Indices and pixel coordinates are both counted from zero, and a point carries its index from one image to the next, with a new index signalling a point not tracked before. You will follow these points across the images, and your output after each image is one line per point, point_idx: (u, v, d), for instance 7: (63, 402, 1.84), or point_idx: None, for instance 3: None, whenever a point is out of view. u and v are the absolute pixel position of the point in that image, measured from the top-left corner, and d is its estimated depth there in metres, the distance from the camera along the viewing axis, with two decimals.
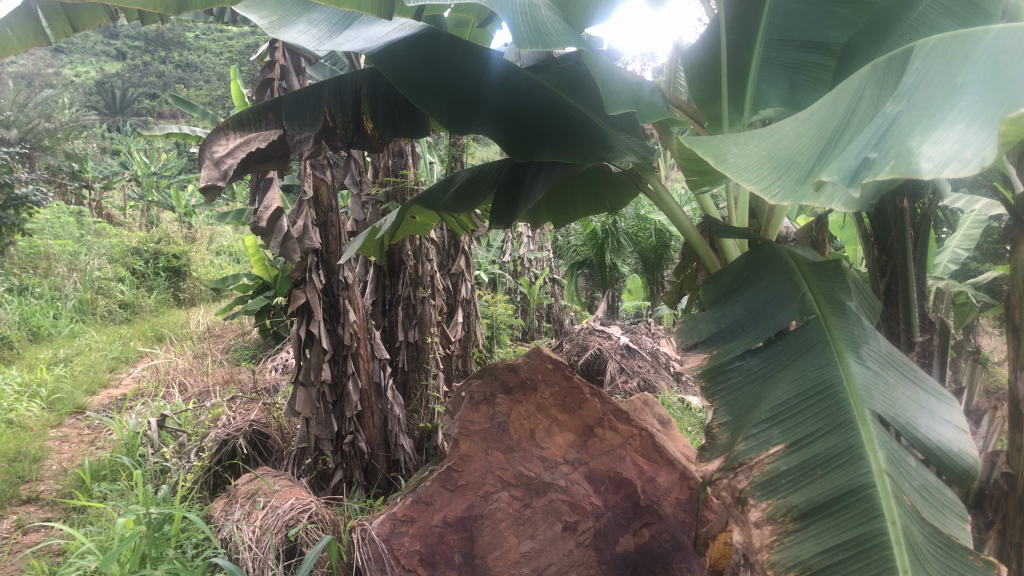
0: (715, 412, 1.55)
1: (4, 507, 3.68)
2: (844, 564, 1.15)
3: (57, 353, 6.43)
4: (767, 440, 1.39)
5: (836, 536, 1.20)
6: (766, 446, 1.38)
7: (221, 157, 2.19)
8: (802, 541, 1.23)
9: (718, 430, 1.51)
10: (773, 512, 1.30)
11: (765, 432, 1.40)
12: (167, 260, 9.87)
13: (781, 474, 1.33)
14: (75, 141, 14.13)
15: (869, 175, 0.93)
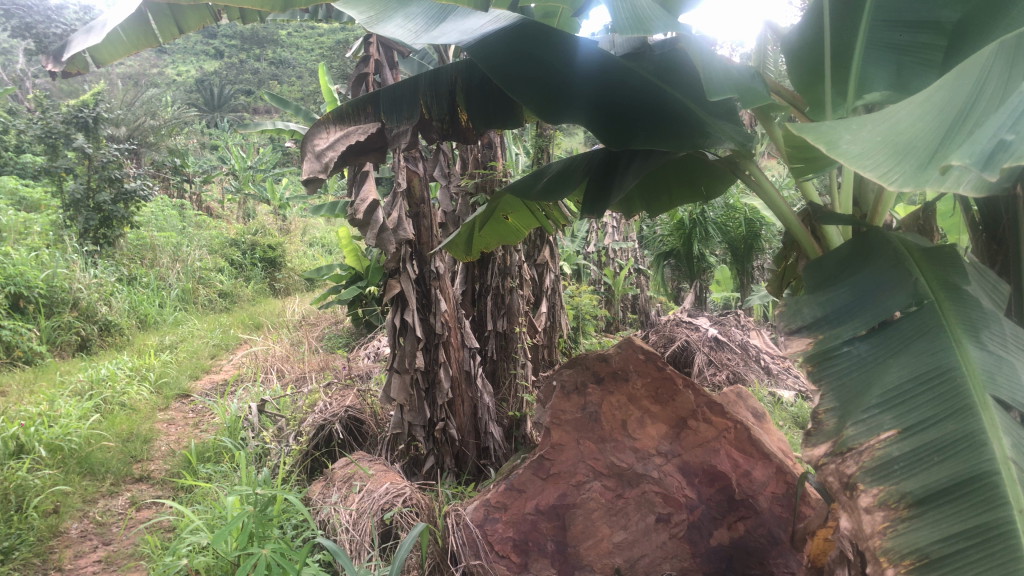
0: (822, 398, 1.52)
1: (119, 485, 3.89)
2: (966, 553, 1.12)
3: (163, 340, 6.74)
4: (878, 425, 1.37)
5: (957, 524, 1.17)
6: (877, 432, 1.36)
7: (321, 150, 2.31)
8: (918, 528, 1.20)
9: (825, 416, 1.49)
10: (885, 499, 1.28)
11: (875, 417, 1.38)
12: (264, 251, 10.22)
13: (894, 460, 1.31)
14: (178, 137, 14.75)
15: (1007, 158, 0.89)
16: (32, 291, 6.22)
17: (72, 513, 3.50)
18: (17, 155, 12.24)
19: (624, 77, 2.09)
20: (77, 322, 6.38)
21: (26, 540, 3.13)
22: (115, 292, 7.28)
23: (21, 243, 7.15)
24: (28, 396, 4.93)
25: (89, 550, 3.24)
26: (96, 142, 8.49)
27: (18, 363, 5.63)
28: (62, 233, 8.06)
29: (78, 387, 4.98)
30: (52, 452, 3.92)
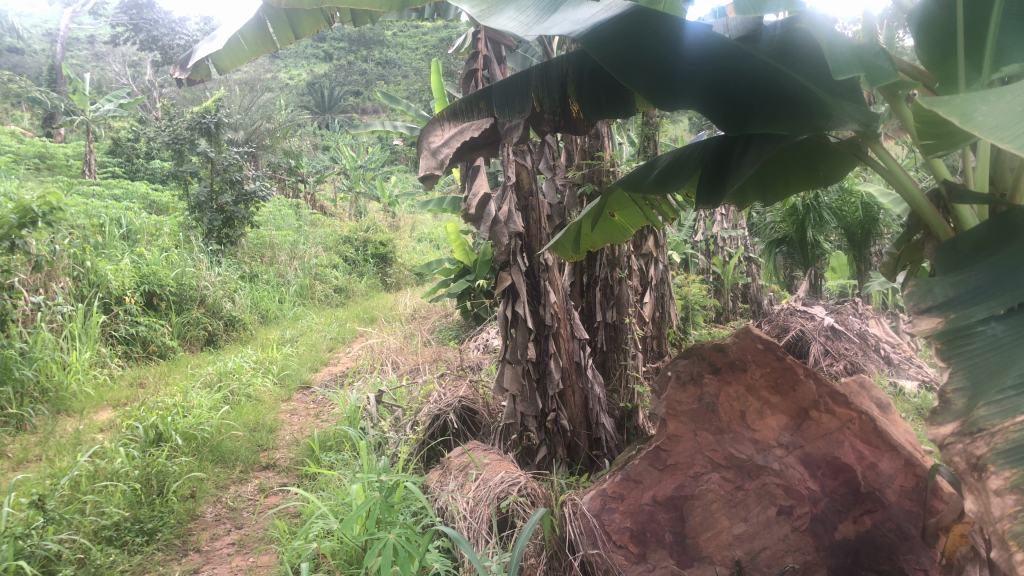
0: (950, 377, 1.46)
1: (248, 472, 4.10)
2: None
3: (284, 334, 7.03)
4: (1014, 407, 1.30)
5: None
6: (1011, 414, 1.30)
7: (437, 146, 2.47)
8: None
9: (953, 395, 1.43)
10: (1017, 483, 1.22)
11: (1011, 399, 1.31)
12: (375, 247, 10.51)
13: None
14: (292, 140, 15.31)
15: None
16: (164, 289, 6.60)
17: (207, 498, 3.71)
18: (147, 161, 12.99)
19: (737, 51, 2.05)
20: (205, 318, 6.73)
21: (168, 522, 3.34)
22: (239, 289, 7.64)
23: (153, 245, 7.60)
24: (165, 387, 5.25)
25: (223, 533, 3.42)
26: (218, 146, 8.94)
27: (153, 357, 6.00)
28: (189, 234, 8.52)
29: (209, 378, 5.26)
30: (187, 441, 4.16)
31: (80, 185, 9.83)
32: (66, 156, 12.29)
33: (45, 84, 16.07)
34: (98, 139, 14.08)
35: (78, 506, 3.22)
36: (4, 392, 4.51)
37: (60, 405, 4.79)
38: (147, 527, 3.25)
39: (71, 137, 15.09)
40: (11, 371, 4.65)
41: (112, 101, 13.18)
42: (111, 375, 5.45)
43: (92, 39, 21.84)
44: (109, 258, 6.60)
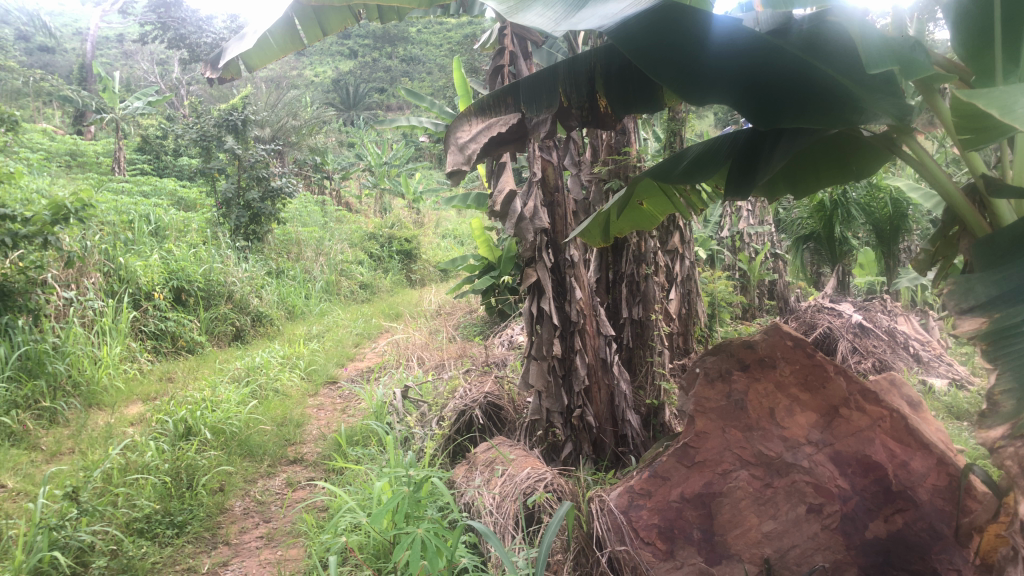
0: (999, 379, 1.53)
1: (276, 466, 4.13)
2: None
3: (311, 330, 7.08)
4: None
5: None
6: None
7: (464, 141, 2.46)
8: None
9: (1001, 397, 1.51)
10: None
11: None
12: (400, 243, 10.55)
13: None
14: (318, 137, 15.39)
15: None
16: (192, 285, 6.67)
17: (236, 491, 3.75)
18: (175, 158, 13.12)
19: (760, 45, 2.04)
20: (233, 313, 6.80)
21: (198, 515, 3.38)
22: (266, 285, 7.71)
23: (182, 241, 7.69)
24: (194, 382, 5.31)
25: (252, 526, 3.46)
26: (245, 143, 9.02)
27: (182, 352, 6.08)
28: (216, 230, 8.61)
29: (237, 373, 5.32)
30: (216, 435, 4.21)
31: (110, 183, 9.95)
32: (96, 154, 12.45)
33: (76, 83, 16.29)
34: (127, 137, 14.25)
35: (110, 498, 3.27)
36: (37, 386, 4.59)
37: (92, 398, 4.86)
38: (177, 520, 3.29)
39: (101, 134, 15.28)
40: (44, 365, 4.73)
41: (140, 99, 13.33)
42: (141, 369, 5.51)
43: (121, 37, 22.09)
44: (139, 254, 6.68)
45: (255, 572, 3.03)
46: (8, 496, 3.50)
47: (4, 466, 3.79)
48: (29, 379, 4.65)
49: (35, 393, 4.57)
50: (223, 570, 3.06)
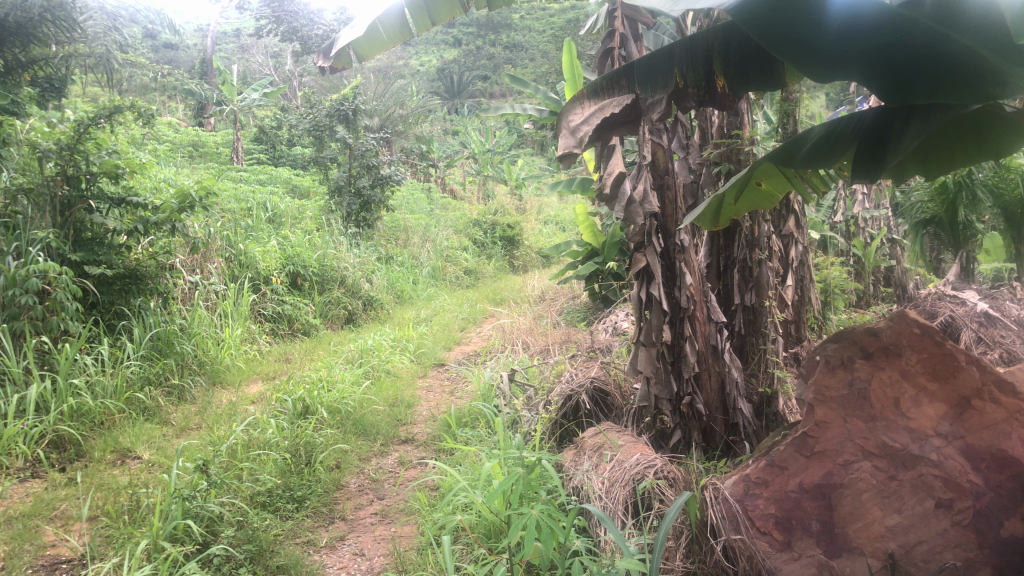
0: None
1: (387, 445, 4.26)
2: None
3: (419, 314, 7.24)
4: None
5: None
6: None
7: (576, 125, 2.62)
8: None
9: None
10: None
11: None
12: (503, 230, 10.61)
13: None
14: (424, 125, 15.66)
15: None
16: (308, 270, 6.97)
17: (351, 469, 3.88)
18: (289, 148, 13.63)
19: (888, 20, 1.97)
20: (345, 297, 7.02)
21: (315, 491, 3.52)
22: (376, 271, 7.93)
23: (297, 228, 8.01)
24: (309, 363, 5.52)
25: (366, 502, 3.57)
26: (355, 133, 9.30)
27: (298, 334, 6.31)
28: (330, 217, 8.94)
29: (351, 355, 5.53)
30: (332, 414, 4.39)
31: (230, 172, 10.43)
32: (217, 144, 13.06)
33: (197, 77, 17.13)
34: (245, 128, 14.88)
35: (236, 472, 3.45)
36: (168, 364, 4.87)
37: (216, 376, 5.12)
38: (297, 495, 3.43)
39: (221, 126, 16.02)
40: (173, 345, 5.02)
41: (256, 91, 13.92)
42: (260, 350, 5.77)
43: (238, 32, 23.00)
44: (259, 239, 7.06)
45: (371, 547, 3.13)
46: (144, 466, 3.74)
47: (140, 438, 4.04)
48: (161, 358, 4.94)
49: (166, 370, 4.86)
50: (340, 544, 3.18)
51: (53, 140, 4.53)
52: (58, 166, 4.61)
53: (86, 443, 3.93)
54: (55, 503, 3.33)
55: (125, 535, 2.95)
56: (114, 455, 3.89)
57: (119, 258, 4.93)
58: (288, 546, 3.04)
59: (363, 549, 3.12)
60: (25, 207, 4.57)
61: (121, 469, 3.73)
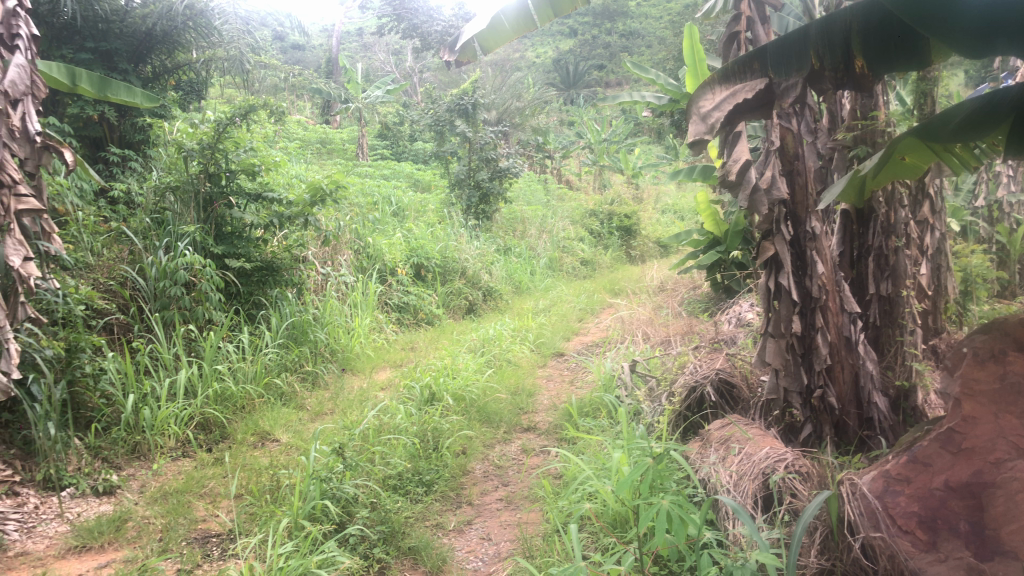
0: None
1: (510, 433, 4.32)
2: None
3: (538, 304, 7.28)
4: None
5: None
6: None
7: (706, 112, 2.69)
8: None
9: None
10: None
11: None
12: (620, 219, 10.47)
13: None
14: (540, 116, 15.70)
15: None
16: (430, 262, 7.20)
17: (477, 455, 3.97)
18: (410, 143, 13.98)
19: None
20: (466, 288, 7.14)
21: (443, 475, 3.61)
22: (495, 262, 8.06)
23: (420, 221, 8.31)
24: (434, 351, 5.66)
25: (492, 488, 3.64)
26: (475, 126, 9.46)
27: (422, 323, 6.47)
28: (451, 209, 9.23)
29: (473, 345, 5.65)
30: (457, 401, 4.52)
31: (355, 168, 10.80)
32: (343, 141, 13.55)
33: (323, 76, 17.78)
34: (368, 125, 15.37)
35: (368, 455, 3.61)
36: (302, 351, 5.11)
37: (347, 363, 5.31)
38: (426, 479, 3.53)
39: (346, 123, 16.60)
40: (307, 333, 5.26)
41: (379, 88, 14.34)
42: (387, 339, 5.95)
43: (361, 31, 23.68)
44: (384, 234, 7.34)
45: (497, 532, 3.19)
46: (283, 449, 3.93)
47: (278, 423, 4.26)
48: (296, 346, 5.19)
49: (301, 358, 5.09)
50: (468, 528, 3.25)
51: (197, 139, 4.90)
52: (200, 164, 4.95)
53: (229, 426, 4.18)
54: (205, 481, 3.57)
55: (268, 512, 3.14)
56: (255, 437, 4.12)
57: (257, 251, 5.19)
58: (419, 529, 3.13)
59: (489, 534, 3.19)
60: (172, 204, 4.91)
61: (262, 451, 3.94)
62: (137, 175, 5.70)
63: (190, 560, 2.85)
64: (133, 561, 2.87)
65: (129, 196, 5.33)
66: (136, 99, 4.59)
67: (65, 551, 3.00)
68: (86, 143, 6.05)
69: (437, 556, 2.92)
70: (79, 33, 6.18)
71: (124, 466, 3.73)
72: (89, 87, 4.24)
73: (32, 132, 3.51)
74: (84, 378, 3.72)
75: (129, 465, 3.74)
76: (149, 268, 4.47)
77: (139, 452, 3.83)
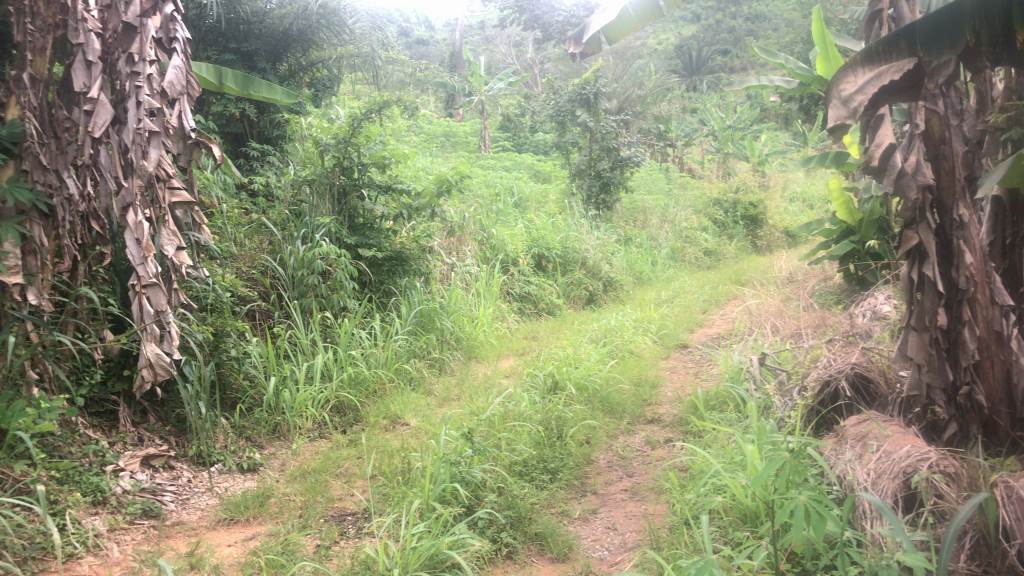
0: None
1: (634, 424, 4.29)
2: None
3: (660, 296, 7.18)
4: None
5: None
6: None
7: (848, 95, 2.66)
8: None
9: None
10: None
11: None
12: (745, 208, 10.05)
13: None
14: (662, 103, 15.43)
15: None
16: (551, 252, 7.26)
17: (601, 445, 3.97)
18: (531, 133, 14.08)
19: None
20: (586, 278, 7.11)
21: (568, 464, 3.64)
22: (615, 253, 8.02)
23: (540, 212, 8.42)
24: (556, 341, 5.67)
25: (616, 479, 3.64)
26: (596, 116, 9.42)
27: (543, 312, 6.50)
28: (571, 200, 9.30)
29: (596, 335, 5.65)
30: (581, 391, 4.56)
31: (477, 161, 10.97)
32: (465, 134, 13.75)
33: (447, 70, 18.10)
34: (490, 116, 15.56)
35: (496, 441, 3.70)
36: (430, 339, 5.24)
37: (471, 351, 5.39)
38: (551, 466, 3.57)
39: (468, 115, 16.89)
40: (433, 321, 5.40)
41: (501, 80, 14.46)
42: (509, 327, 6.03)
43: (484, 24, 23.92)
44: (505, 225, 7.43)
45: (623, 522, 3.19)
46: (413, 433, 4.05)
47: (407, 407, 4.39)
48: (424, 333, 5.33)
49: (428, 344, 5.23)
50: (593, 517, 3.27)
51: (332, 134, 5.18)
52: (334, 158, 5.16)
53: (362, 409, 4.34)
54: (340, 461, 3.73)
55: (400, 493, 3.24)
56: (386, 420, 4.27)
57: (387, 241, 5.40)
58: (545, 516, 3.17)
59: (615, 523, 3.18)
60: (309, 196, 5.18)
61: (394, 433, 4.08)
62: (274, 169, 6.00)
63: (328, 537, 3.00)
64: (276, 534, 3.02)
65: (268, 189, 5.62)
66: (277, 96, 4.81)
67: (216, 522, 3.20)
68: (228, 139, 6.42)
69: (564, 543, 2.95)
70: (223, 34, 6.59)
71: (266, 445, 3.93)
72: (234, 85, 4.48)
73: (187, 129, 3.77)
74: (230, 361, 3.94)
75: (270, 444, 3.93)
76: (287, 257, 4.69)
77: (280, 432, 4.02)
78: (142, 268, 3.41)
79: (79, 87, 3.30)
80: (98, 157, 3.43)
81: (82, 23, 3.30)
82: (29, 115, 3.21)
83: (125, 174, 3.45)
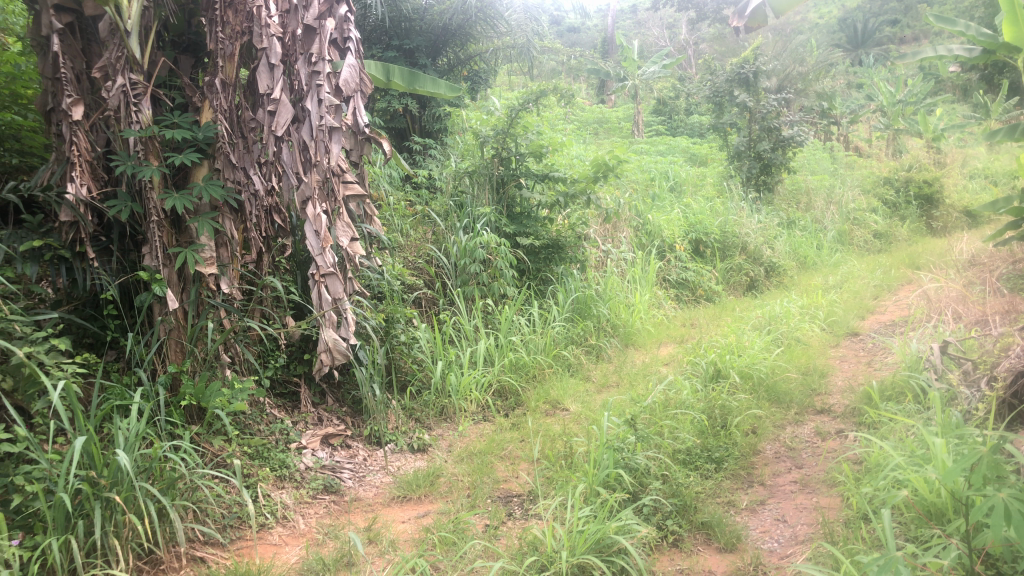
0: None
1: (802, 415, 4.13)
2: None
3: (827, 281, 6.85)
4: None
5: None
6: None
7: None
8: None
9: None
10: None
11: None
12: (919, 187, 9.41)
13: None
14: (826, 80, 14.70)
15: None
16: (709, 237, 7.11)
17: (768, 435, 3.85)
18: (687, 117, 13.82)
19: None
20: (747, 264, 6.89)
21: (734, 453, 3.54)
22: (777, 237, 7.75)
23: (697, 196, 8.28)
24: (716, 328, 5.55)
25: (785, 470, 3.52)
26: (755, 95, 9.12)
27: (701, 299, 6.37)
28: (730, 183, 9.09)
29: (758, 323, 5.48)
30: (745, 379, 4.44)
31: (632, 146, 10.91)
32: (619, 120, 13.68)
33: (602, 57, 18.07)
34: (644, 101, 15.40)
35: (658, 428, 3.68)
36: (587, 326, 5.25)
37: (629, 338, 5.34)
38: (716, 456, 3.50)
39: (622, 102, 16.82)
40: (591, 308, 5.41)
41: (656, 63, 14.25)
42: (667, 314, 5.94)
43: (637, 9, 23.68)
44: (662, 211, 7.35)
45: (793, 514, 3.09)
46: (574, 417, 4.08)
47: (567, 392, 4.43)
48: (582, 319, 5.35)
49: (586, 331, 5.24)
50: (761, 508, 3.18)
51: (491, 126, 5.30)
52: (493, 149, 5.35)
53: (523, 393, 4.41)
54: (504, 444, 3.82)
55: (564, 477, 3.29)
56: (547, 405, 4.32)
57: (544, 230, 5.47)
58: (711, 505, 3.11)
59: (784, 515, 3.09)
60: (470, 187, 5.35)
61: (555, 418, 4.13)
62: (436, 160, 6.21)
63: (497, 517, 3.08)
64: (448, 512, 3.14)
65: (431, 180, 5.84)
66: (441, 90, 4.96)
67: (391, 499, 3.36)
68: (393, 134, 6.72)
69: (732, 533, 2.89)
70: (386, 33, 6.91)
71: (434, 426, 4.08)
72: (399, 81, 4.66)
73: (361, 124, 3.95)
74: (400, 346, 4.13)
75: (438, 426, 4.09)
76: (451, 247, 4.85)
77: (446, 414, 4.16)
78: (321, 258, 3.62)
79: (263, 88, 3.49)
80: (281, 155, 3.63)
81: (265, 28, 3.44)
82: (221, 117, 3.39)
83: (305, 168, 3.68)
